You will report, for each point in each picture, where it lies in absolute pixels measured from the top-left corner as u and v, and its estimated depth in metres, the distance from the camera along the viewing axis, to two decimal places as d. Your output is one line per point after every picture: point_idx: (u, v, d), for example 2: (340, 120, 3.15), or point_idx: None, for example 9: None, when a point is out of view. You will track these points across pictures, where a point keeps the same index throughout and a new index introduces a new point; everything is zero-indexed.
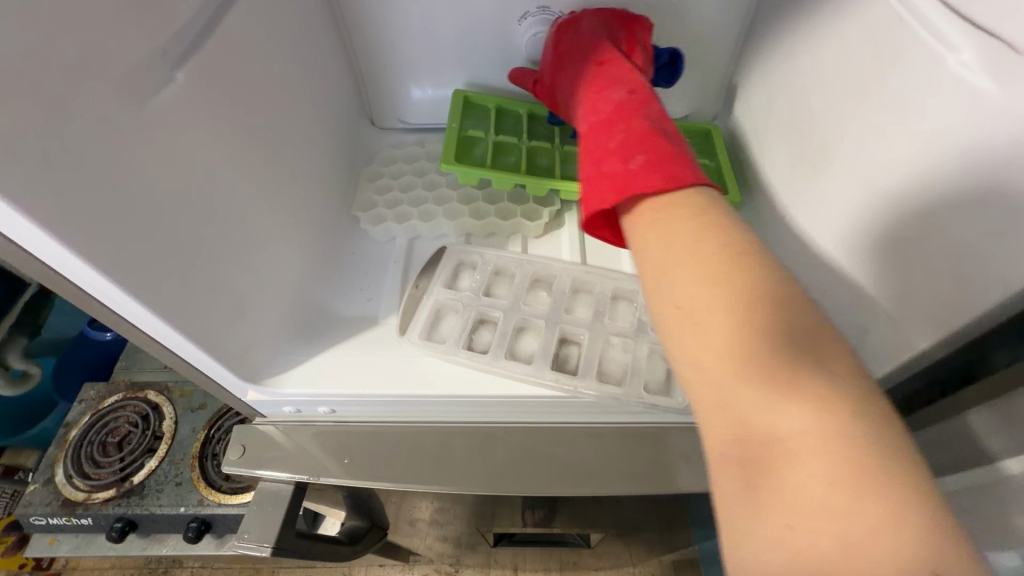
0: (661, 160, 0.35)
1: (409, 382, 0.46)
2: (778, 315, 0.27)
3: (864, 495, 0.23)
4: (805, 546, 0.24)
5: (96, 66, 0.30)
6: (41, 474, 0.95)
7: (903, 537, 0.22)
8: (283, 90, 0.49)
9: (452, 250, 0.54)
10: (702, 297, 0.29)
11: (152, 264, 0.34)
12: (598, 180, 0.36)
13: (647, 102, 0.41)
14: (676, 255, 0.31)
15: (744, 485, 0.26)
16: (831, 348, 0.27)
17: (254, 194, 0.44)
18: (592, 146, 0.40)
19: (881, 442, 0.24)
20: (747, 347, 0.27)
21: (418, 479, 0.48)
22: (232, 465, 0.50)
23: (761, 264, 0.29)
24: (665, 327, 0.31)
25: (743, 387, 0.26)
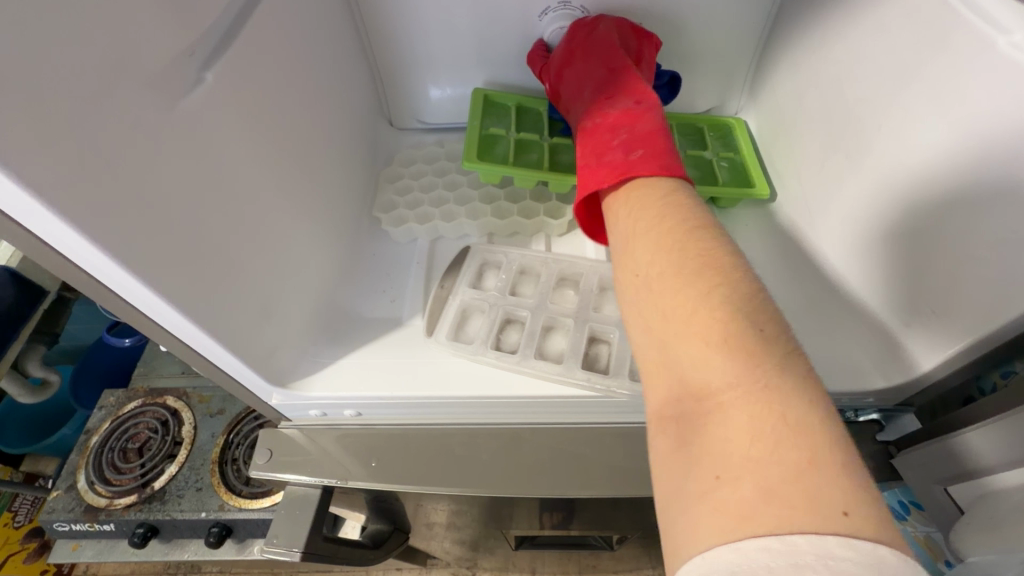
0: (656, 154, 0.36)
1: (438, 385, 0.45)
2: (718, 276, 0.27)
3: (783, 444, 0.22)
4: (725, 495, 0.22)
5: (125, 67, 0.30)
6: (64, 480, 0.96)
7: (820, 486, 0.21)
8: (305, 92, 0.48)
9: (476, 249, 0.54)
10: (652, 263, 0.29)
11: (180, 266, 0.34)
12: (598, 169, 0.37)
13: (651, 107, 0.41)
14: (632, 229, 0.32)
15: (677, 442, 0.25)
16: (767, 309, 0.26)
17: (276, 195, 0.43)
18: (595, 141, 0.40)
19: (810, 399, 0.23)
20: (686, 306, 0.27)
21: (448, 482, 0.47)
22: (259, 469, 0.50)
23: (710, 235, 0.29)
24: (623, 295, 0.31)
25: (682, 345, 0.26)
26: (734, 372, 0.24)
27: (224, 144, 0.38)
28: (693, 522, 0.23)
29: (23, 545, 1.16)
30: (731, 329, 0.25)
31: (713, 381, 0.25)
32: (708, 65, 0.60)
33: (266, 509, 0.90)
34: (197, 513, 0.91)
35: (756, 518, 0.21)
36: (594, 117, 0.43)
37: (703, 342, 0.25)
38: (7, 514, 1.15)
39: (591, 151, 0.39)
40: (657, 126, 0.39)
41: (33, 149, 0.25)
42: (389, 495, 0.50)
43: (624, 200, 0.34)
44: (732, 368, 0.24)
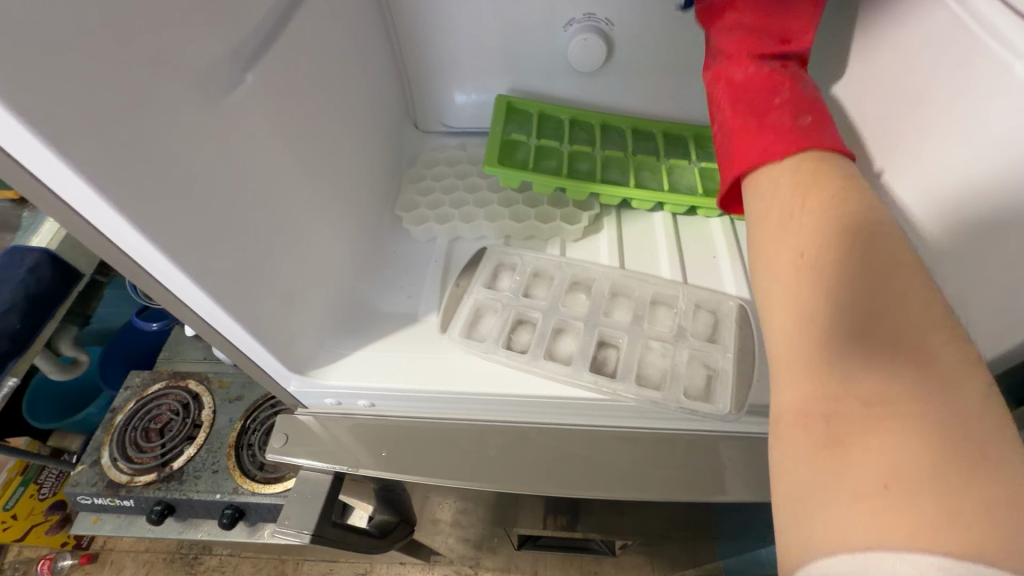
0: (821, 124, 0.37)
1: (448, 380, 0.47)
2: (909, 285, 0.26)
3: (965, 471, 0.22)
4: (890, 504, 0.22)
5: (173, 68, 0.32)
6: (90, 456, 1.00)
7: (1008, 525, 0.21)
8: (337, 93, 0.51)
9: (493, 251, 0.55)
10: (824, 253, 0.28)
11: (214, 255, 0.36)
12: (768, 132, 0.37)
13: (797, 74, 0.42)
14: (800, 211, 0.31)
15: (831, 439, 0.25)
16: (957, 330, 0.26)
17: (304, 191, 0.46)
18: (752, 102, 0.40)
19: (999, 430, 0.23)
20: (868, 303, 0.26)
21: (454, 475, 0.49)
22: (275, 453, 0.52)
23: (897, 241, 0.28)
24: (776, 282, 0.30)
25: (861, 346, 0.26)
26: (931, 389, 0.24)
27: (259, 140, 0.40)
28: (842, 522, 0.23)
29: (47, 516, 1.23)
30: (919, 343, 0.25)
31: (892, 390, 0.25)
32: None
33: (278, 495, 0.93)
34: (213, 495, 0.94)
35: (930, 535, 0.21)
36: (747, 73, 0.42)
37: (898, 354, 0.25)
38: (34, 485, 1.21)
39: (757, 111, 0.39)
40: (813, 96, 0.40)
41: (87, 141, 0.27)
42: (397, 485, 0.52)
43: (787, 168, 0.34)
44: (931, 386, 0.24)
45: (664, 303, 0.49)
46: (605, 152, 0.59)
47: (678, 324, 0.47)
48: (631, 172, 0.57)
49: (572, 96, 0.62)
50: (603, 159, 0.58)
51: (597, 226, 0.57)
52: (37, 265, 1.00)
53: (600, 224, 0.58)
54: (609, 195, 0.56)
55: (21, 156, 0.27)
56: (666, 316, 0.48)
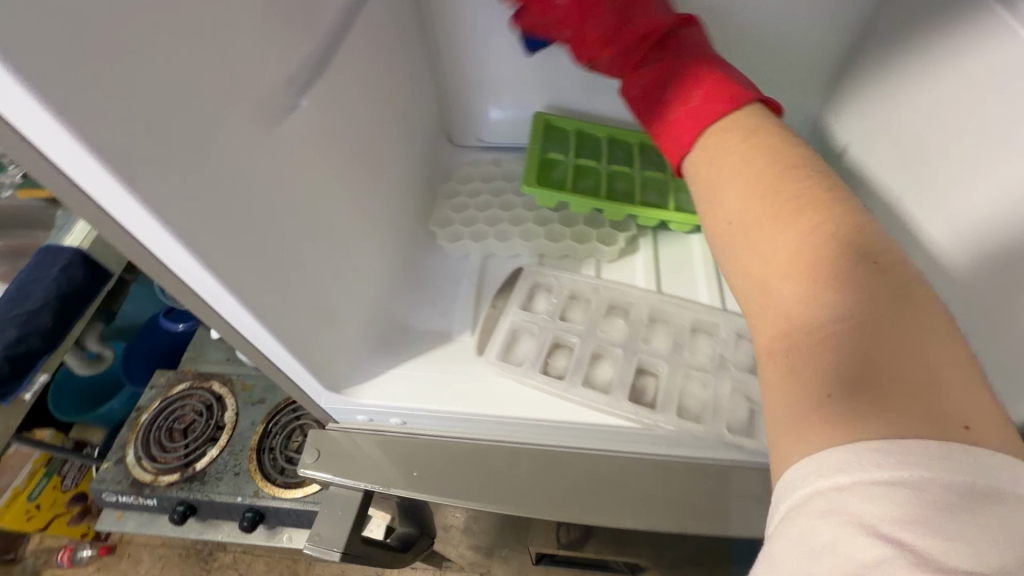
0: (717, 87, 0.36)
1: (484, 404, 0.46)
2: (826, 211, 0.28)
3: (895, 367, 0.24)
4: (839, 416, 0.24)
5: (235, 93, 0.32)
6: (115, 454, 1.02)
7: (939, 404, 0.23)
8: (383, 110, 0.50)
9: (529, 271, 0.54)
10: (748, 207, 0.30)
11: (262, 279, 0.36)
12: (673, 129, 0.36)
13: (669, 56, 0.40)
14: (723, 168, 0.32)
15: (787, 370, 0.26)
16: (878, 234, 0.27)
17: (350, 210, 0.45)
18: (653, 110, 0.39)
19: (924, 317, 0.25)
20: (798, 239, 0.28)
21: (486, 499, 0.48)
22: (307, 468, 0.52)
23: (807, 171, 0.30)
24: (721, 242, 0.32)
25: (795, 281, 0.27)
26: (863, 293, 0.25)
27: (310, 164, 0.39)
28: (801, 439, 0.25)
29: (68, 507, 1.25)
30: (840, 262, 0.26)
31: (823, 313, 0.26)
32: None
33: (298, 500, 0.94)
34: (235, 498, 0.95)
35: (871, 432, 0.23)
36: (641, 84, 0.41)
37: (825, 271, 0.27)
38: (57, 478, 1.23)
39: (664, 107, 0.38)
40: (696, 60, 0.39)
41: (153, 173, 0.27)
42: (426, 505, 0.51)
43: (701, 150, 0.34)
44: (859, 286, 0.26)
45: (703, 331, 0.48)
46: (643, 173, 0.58)
47: (719, 354, 0.46)
48: (669, 194, 0.57)
49: (610, 115, 0.61)
50: (641, 180, 0.58)
51: (633, 247, 0.56)
52: (70, 264, 1.03)
53: (636, 245, 0.57)
54: (648, 217, 0.55)
55: (85, 182, 0.26)
56: (705, 344, 0.47)
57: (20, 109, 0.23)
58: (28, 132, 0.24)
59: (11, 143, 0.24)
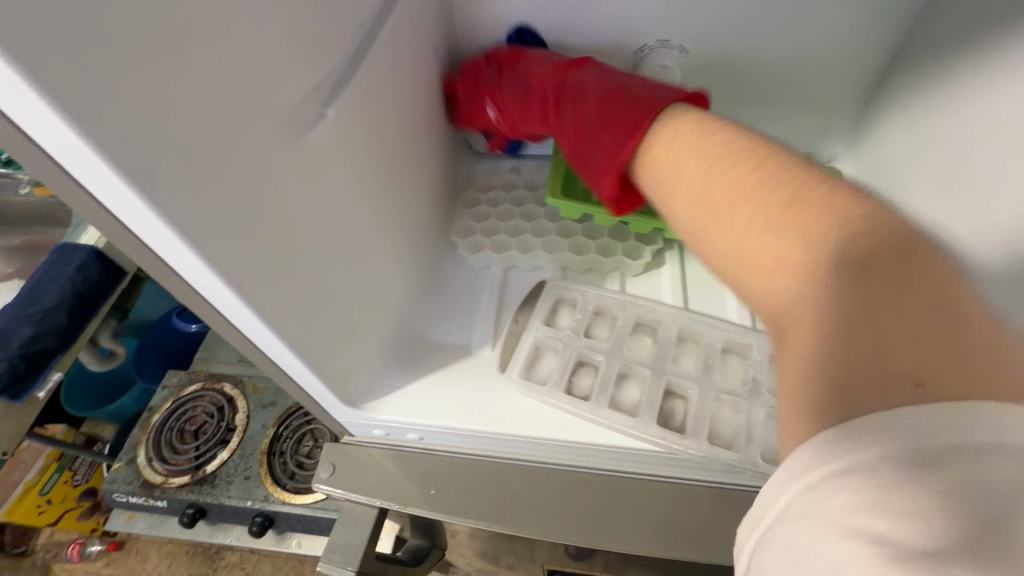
0: (618, 118, 0.41)
1: (507, 424, 0.45)
2: (755, 195, 0.28)
3: (848, 335, 0.23)
4: (802, 399, 0.23)
5: (264, 106, 0.30)
6: (126, 454, 1.02)
7: (900, 362, 0.21)
8: (409, 118, 0.49)
9: (552, 285, 0.52)
10: (694, 210, 0.31)
11: (285, 296, 0.35)
12: (601, 173, 0.43)
13: (580, 101, 0.47)
14: (668, 174, 0.34)
15: (776, 362, 0.26)
16: (814, 198, 0.26)
17: (373, 222, 0.44)
18: (581, 156, 0.46)
19: (874, 270, 0.23)
20: (742, 229, 0.28)
21: (505, 521, 0.47)
22: (322, 483, 0.51)
23: (735, 153, 0.30)
24: (693, 246, 0.33)
25: (754, 276, 0.27)
26: (809, 272, 0.25)
27: (336, 176, 0.38)
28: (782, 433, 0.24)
29: (78, 503, 1.26)
30: (772, 244, 0.26)
31: (780, 299, 0.26)
32: (804, 107, 0.58)
33: (309, 505, 0.93)
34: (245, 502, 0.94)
35: (830, 411, 0.22)
36: (569, 136, 0.48)
37: (772, 256, 0.26)
38: (68, 473, 1.23)
39: (588, 162, 0.45)
40: (599, 97, 0.45)
41: (179, 191, 0.26)
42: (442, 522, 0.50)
43: (636, 179, 0.39)
44: (803, 263, 0.25)
45: (735, 352, 0.46)
46: None
47: (751, 377, 0.45)
48: None
49: None
50: None
51: (659, 260, 0.55)
52: (85, 263, 1.02)
53: (662, 259, 0.55)
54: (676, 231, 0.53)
55: (108, 200, 0.25)
56: (737, 366, 0.45)
57: (43, 127, 0.22)
58: (51, 151, 0.23)
59: (32, 162, 0.23)
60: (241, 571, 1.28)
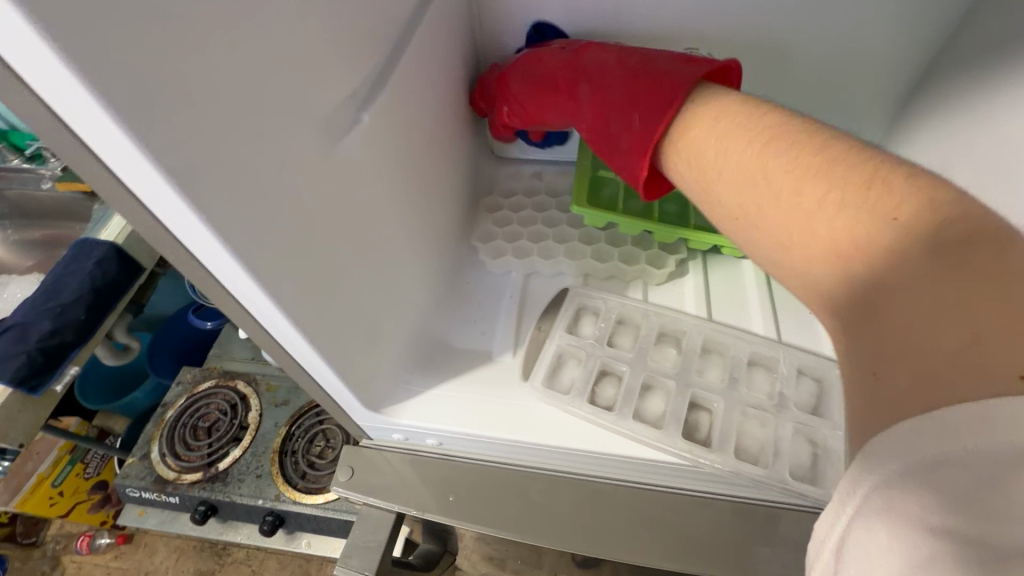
0: (651, 103, 0.41)
1: (529, 431, 0.44)
2: (819, 187, 0.29)
3: (928, 321, 0.23)
4: (882, 385, 0.24)
5: (303, 111, 0.30)
6: (140, 449, 1.03)
7: (993, 348, 0.21)
8: (436, 122, 0.49)
9: (575, 292, 0.52)
10: (755, 202, 0.32)
11: (314, 301, 0.35)
12: (629, 157, 0.42)
13: (603, 83, 0.46)
14: (720, 166, 0.35)
15: (848, 349, 0.27)
16: (882, 187, 0.27)
17: (400, 226, 0.44)
18: (605, 143, 0.46)
19: (953, 255, 0.23)
20: (808, 220, 0.29)
21: (524, 530, 0.46)
22: (341, 486, 0.51)
23: (796, 144, 0.31)
24: (754, 237, 0.33)
25: (825, 266, 0.28)
26: (883, 260, 0.25)
27: (367, 180, 0.38)
28: (856, 418, 0.25)
29: (90, 495, 1.27)
30: (842, 233, 0.27)
31: (851, 289, 0.27)
32: (832, 117, 0.57)
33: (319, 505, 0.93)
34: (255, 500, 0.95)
35: (914, 400, 0.22)
36: (591, 122, 0.47)
37: (845, 245, 0.27)
38: (80, 465, 1.25)
39: (612, 145, 0.44)
40: (624, 80, 0.44)
41: (220, 195, 0.26)
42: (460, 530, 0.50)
43: (675, 163, 0.39)
44: (871, 248, 0.26)
45: (761, 365, 0.46)
46: None
47: (778, 391, 0.44)
48: None
49: None
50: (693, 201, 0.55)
51: (682, 270, 0.54)
52: (104, 259, 1.04)
53: (685, 268, 0.55)
54: (700, 241, 0.53)
55: (151, 202, 0.25)
56: (763, 379, 0.45)
57: (93, 130, 0.22)
58: (100, 154, 0.23)
59: (80, 164, 0.23)
60: (247, 567, 1.29)
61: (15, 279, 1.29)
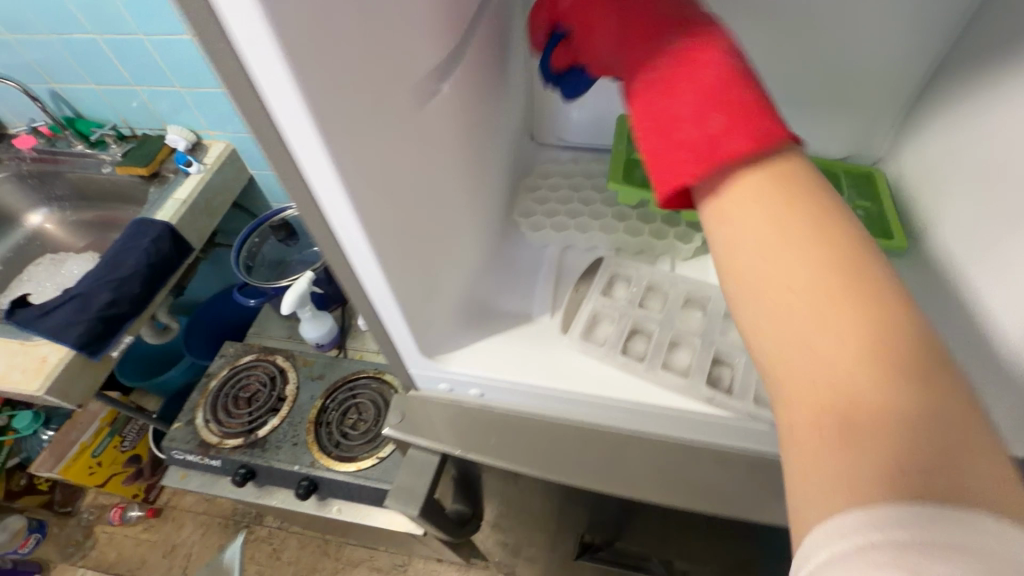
0: (741, 111, 0.31)
1: (566, 379, 0.50)
2: (857, 283, 0.26)
3: (926, 446, 0.23)
4: (877, 496, 0.22)
5: (403, 76, 0.36)
6: (186, 415, 1.10)
7: (982, 487, 0.22)
8: (491, 102, 0.54)
9: (609, 262, 0.57)
10: (789, 272, 0.27)
11: (393, 242, 0.40)
12: (677, 152, 0.32)
13: (705, 42, 0.34)
14: (753, 215, 0.29)
15: (832, 447, 0.24)
16: (897, 296, 0.26)
17: (460, 192, 0.49)
18: (658, 104, 0.34)
19: (950, 394, 0.24)
20: (841, 311, 0.26)
21: (559, 471, 0.50)
22: (392, 427, 0.56)
23: (840, 227, 0.28)
24: (747, 303, 0.29)
25: (842, 357, 0.25)
26: (904, 375, 0.24)
27: (441, 144, 0.44)
28: (818, 513, 0.24)
29: (124, 467, 1.35)
30: (873, 334, 0.25)
31: (869, 396, 0.24)
32: (852, 110, 0.61)
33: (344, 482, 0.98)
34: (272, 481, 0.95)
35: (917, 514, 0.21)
36: (646, 74, 0.37)
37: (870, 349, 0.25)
38: (118, 437, 1.32)
39: (651, 106, 0.35)
40: (723, 65, 0.33)
41: (343, 133, 0.31)
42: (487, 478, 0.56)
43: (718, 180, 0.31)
44: (893, 357, 0.24)
45: None
46: None
47: None
48: None
49: None
50: None
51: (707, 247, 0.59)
52: (160, 236, 1.13)
53: None
54: None
55: (289, 136, 0.31)
56: None
57: (260, 67, 0.27)
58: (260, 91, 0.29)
59: (244, 97, 0.29)
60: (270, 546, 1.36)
61: (74, 257, 1.40)
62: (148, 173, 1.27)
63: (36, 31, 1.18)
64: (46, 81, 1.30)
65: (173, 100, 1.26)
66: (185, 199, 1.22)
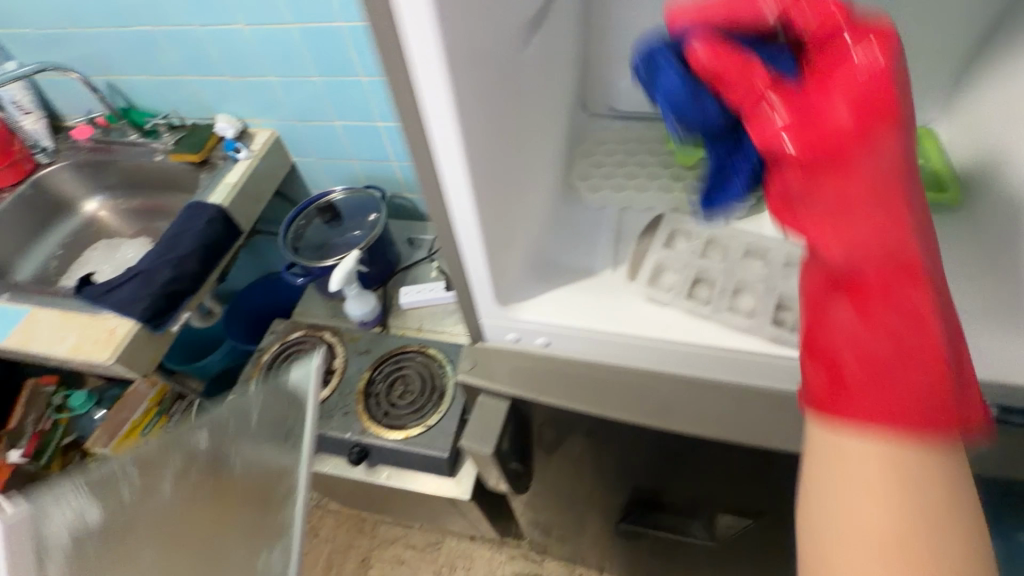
0: (937, 376, 0.33)
1: (634, 321, 0.53)
2: (923, 530, 0.30)
3: None
4: None
5: (500, 28, 0.40)
6: (240, 388, 1.15)
7: None
8: (556, 67, 0.57)
9: (668, 218, 0.60)
10: (868, 479, 0.31)
11: (483, 182, 0.44)
12: (869, 401, 0.33)
13: (898, 224, 0.36)
14: (853, 444, 0.32)
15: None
16: (956, 522, 0.30)
17: (532, 148, 0.53)
18: (861, 299, 0.35)
19: None
20: (884, 539, 0.30)
21: (628, 409, 0.54)
22: (465, 373, 0.60)
23: (930, 473, 0.31)
24: (818, 462, 0.33)
25: (884, 552, 0.30)
26: None
27: (522, 98, 0.47)
28: None
29: None
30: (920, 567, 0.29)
31: None
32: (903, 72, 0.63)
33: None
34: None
35: None
36: (833, 240, 0.37)
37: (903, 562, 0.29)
38: (163, 417, 1.25)
39: (882, 257, 0.35)
40: (907, 265, 0.35)
41: (458, 68, 0.36)
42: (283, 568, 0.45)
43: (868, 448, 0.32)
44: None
45: None
46: None
47: None
48: None
49: None
50: None
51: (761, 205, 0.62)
52: (214, 219, 1.19)
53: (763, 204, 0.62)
54: None
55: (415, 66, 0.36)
56: None
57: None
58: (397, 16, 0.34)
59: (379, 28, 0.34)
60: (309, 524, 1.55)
61: (128, 241, 1.47)
62: (198, 160, 1.32)
63: (97, 25, 1.25)
64: (102, 73, 1.36)
65: (221, 89, 1.32)
66: (236, 183, 1.28)
